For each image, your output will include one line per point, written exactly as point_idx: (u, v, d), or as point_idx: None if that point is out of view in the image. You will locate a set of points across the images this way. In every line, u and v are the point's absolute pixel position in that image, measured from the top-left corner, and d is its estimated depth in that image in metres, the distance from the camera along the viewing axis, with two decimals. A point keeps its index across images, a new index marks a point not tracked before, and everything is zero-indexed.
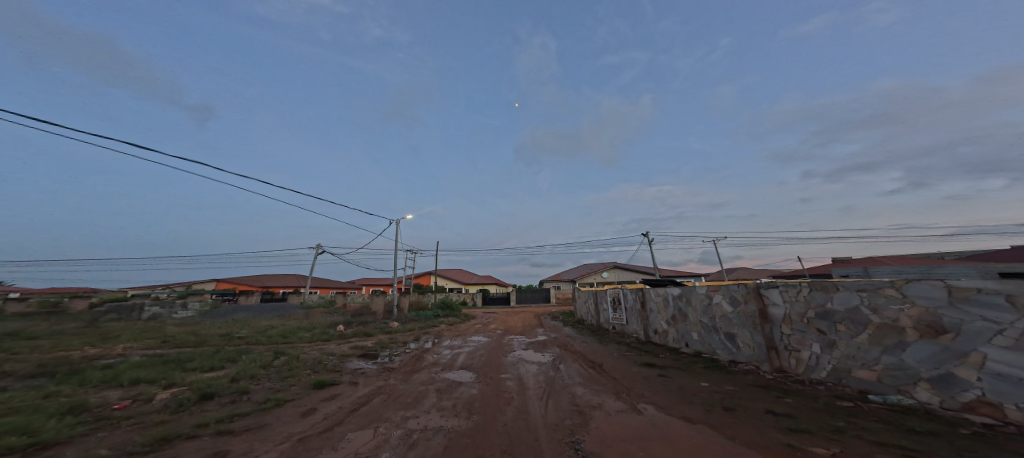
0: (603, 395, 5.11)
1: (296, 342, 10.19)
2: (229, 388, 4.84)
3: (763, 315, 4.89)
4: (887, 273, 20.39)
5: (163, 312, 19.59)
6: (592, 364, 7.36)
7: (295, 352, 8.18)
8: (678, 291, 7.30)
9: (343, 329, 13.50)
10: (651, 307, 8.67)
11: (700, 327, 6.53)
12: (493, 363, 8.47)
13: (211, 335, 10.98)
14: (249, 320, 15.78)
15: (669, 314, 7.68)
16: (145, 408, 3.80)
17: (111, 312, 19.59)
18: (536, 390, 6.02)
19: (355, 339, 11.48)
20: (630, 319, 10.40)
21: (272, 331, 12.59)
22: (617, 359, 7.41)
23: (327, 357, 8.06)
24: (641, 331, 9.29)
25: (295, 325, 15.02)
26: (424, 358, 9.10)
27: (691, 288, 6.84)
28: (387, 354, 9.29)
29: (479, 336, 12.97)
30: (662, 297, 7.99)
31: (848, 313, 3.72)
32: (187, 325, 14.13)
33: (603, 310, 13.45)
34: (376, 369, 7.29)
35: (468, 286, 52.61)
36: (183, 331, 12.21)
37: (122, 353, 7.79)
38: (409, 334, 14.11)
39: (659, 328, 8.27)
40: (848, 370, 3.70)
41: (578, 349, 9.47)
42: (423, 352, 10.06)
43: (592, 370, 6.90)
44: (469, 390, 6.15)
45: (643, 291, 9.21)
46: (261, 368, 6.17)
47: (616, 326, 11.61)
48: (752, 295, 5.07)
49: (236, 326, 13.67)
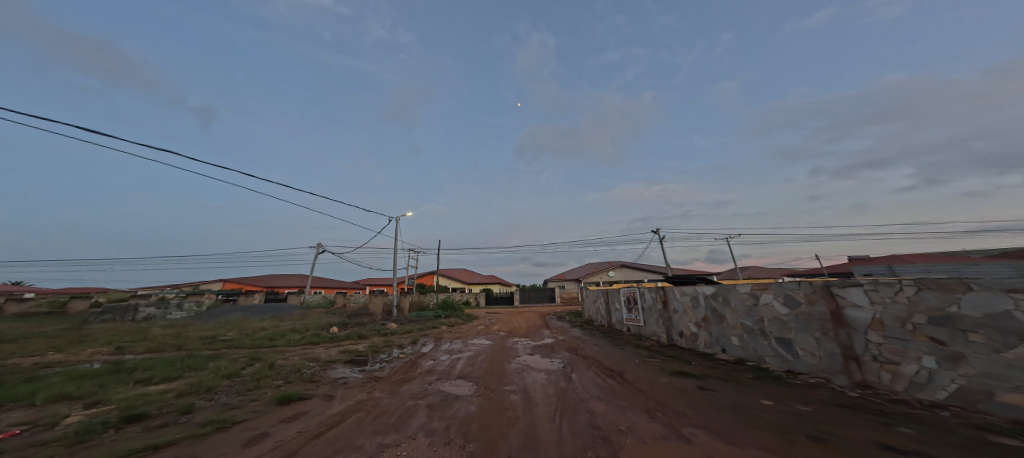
0: (633, 414, 4.07)
1: (280, 347, 9.32)
2: (169, 406, 3.92)
3: (837, 318, 3.82)
4: (919, 272, 19.04)
5: (158, 313, 19.00)
6: (611, 373, 6.32)
7: (272, 357, 7.30)
8: (711, 289, 6.39)
9: (335, 332, 12.68)
10: (675, 307, 7.71)
11: (742, 330, 5.61)
12: (494, 371, 7.47)
13: (192, 339, 10.14)
14: (242, 321, 15.08)
15: (700, 316, 6.75)
16: (31, 438, 2.87)
17: (106, 312, 19.12)
18: (545, 408, 5.01)
19: (346, 342, 10.57)
20: (648, 320, 9.39)
21: (259, 334, 11.74)
22: (640, 366, 6.39)
23: (306, 364, 7.15)
24: (661, 333, 8.32)
25: (288, 326, 14.20)
26: (417, 365, 8.12)
27: (730, 286, 5.98)
28: (376, 359, 8.36)
29: (480, 339, 12.01)
30: (689, 296, 7.12)
31: (988, 320, 2.55)
32: (175, 327, 13.39)
33: (614, 310, 12.50)
34: (359, 379, 6.34)
35: (471, 286, 51.81)
36: (168, 333, 11.46)
37: (81, 359, 6.97)
38: (406, 336, 13.20)
39: (685, 331, 7.30)
40: (988, 393, 2.51)
41: (591, 354, 8.42)
42: (418, 357, 9.14)
43: (612, 380, 5.86)
44: (466, 407, 5.17)
45: (664, 289, 8.24)
46: (224, 379, 5.28)
47: (631, 328, 10.65)
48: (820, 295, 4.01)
49: (226, 328, 12.92)
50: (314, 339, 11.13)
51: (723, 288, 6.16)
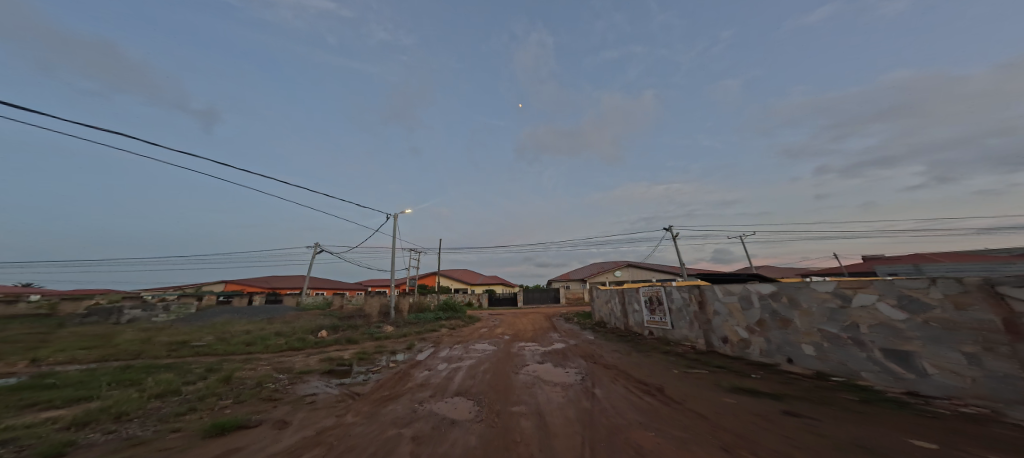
0: (703, 455, 2.81)
1: (254, 354, 8.17)
2: (32, 447, 2.71)
3: (1013, 329, 2.63)
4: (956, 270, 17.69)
5: (143, 315, 17.84)
6: (648, 388, 5.03)
7: (233, 368, 6.12)
8: (770, 288, 5.23)
9: (323, 336, 11.53)
10: (715, 309, 6.66)
11: (819, 338, 4.39)
12: (500, 386, 6.20)
13: (158, 345, 8.98)
14: (225, 324, 13.92)
15: (753, 319, 5.64)
16: None
17: (88, 314, 18.08)
18: (569, 440, 3.77)
19: (331, 348, 9.43)
20: (676, 323, 8.21)
21: (238, 338, 10.60)
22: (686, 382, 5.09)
23: (274, 377, 5.92)
24: (697, 338, 7.17)
25: (274, 329, 13.06)
26: (407, 378, 6.86)
27: (796, 284, 4.77)
28: (360, 370, 7.10)
29: (483, 344, 10.81)
30: (739, 295, 6.02)
31: None
32: (149, 330, 12.25)
33: (631, 311, 11.31)
34: (332, 397, 5.10)
35: (474, 286, 50.59)
36: (136, 337, 10.28)
37: (5, 371, 5.82)
38: (401, 340, 12.05)
39: (731, 336, 6.23)
40: None
41: (613, 362, 7.17)
42: (410, 366, 7.96)
43: (654, 399, 4.57)
44: (465, 437, 3.97)
45: (699, 287, 7.13)
46: (153, 400, 4.06)
47: (653, 331, 9.46)
48: (983, 298, 2.85)
49: (204, 331, 11.79)
50: (297, 344, 9.99)
51: (785, 286, 4.96)
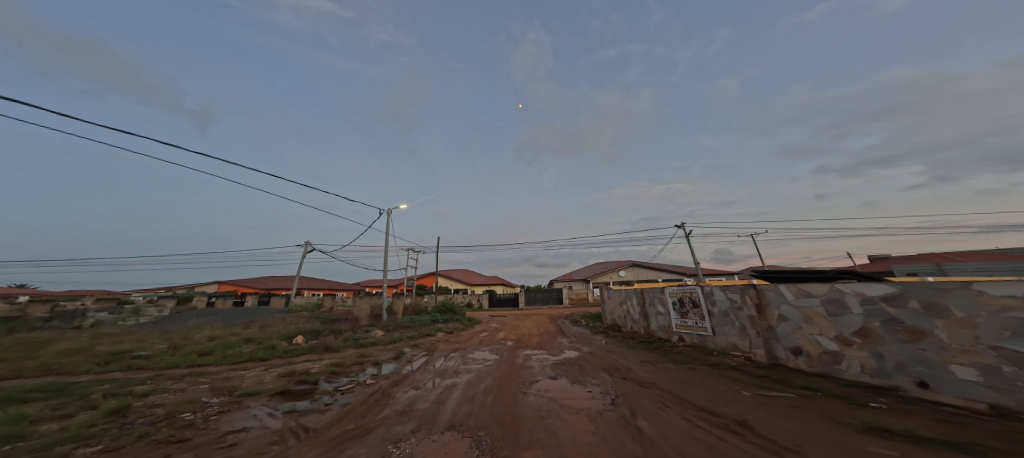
0: None
1: (202, 366, 6.68)
2: None
3: None
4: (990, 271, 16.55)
5: (107, 319, 16.07)
6: (731, 430, 3.46)
7: (149, 390, 4.60)
8: (884, 290, 3.97)
9: (298, 342, 10.03)
10: (782, 313, 5.43)
11: (994, 359, 3.06)
12: (506, 418, 4.66)
13: (91, 356, 7.44)
14: (190, 328, 12.32)
15: (849, 328, 4.35)
16: None
17: (46, 318, 16.38)
18: None
19: (304, 358, 7.98)
20: (720, 329, 6.94)
21: (198, 345, 9.08)
22: (785, 418, 3.52)
23: (198, 402, 4.30)
24: (753, 348, 5.93)
25: (246, 334, 11.54)
26: (386, 402, 5.30)
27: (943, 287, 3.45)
28: (325, 389, 5.53)
29: (481, 352, 9.35)
30: (823, 297, 4.74)
31: None
32: (97, 337, 10.62)
33: (653, 314, 9.95)
34: (265, 436, 3.57)
35: (473, 286, 48.97)
36: (74, 346, 8.72)
37: None
38: (390, 347, 10.60)
39: (808, 347, 4.96)
40: None
41: (648, 379, 5.68)
42: (396, 381, 6.53)
43: (750, 450, 3.00)
44: None
45: (756, 286, 5.94)
46: None
47: (685, 338, 8.09)
48: None
49: (160, 337, 10.20)
50: (264, 353, 8.49)
51: (916, 289, 3.68)
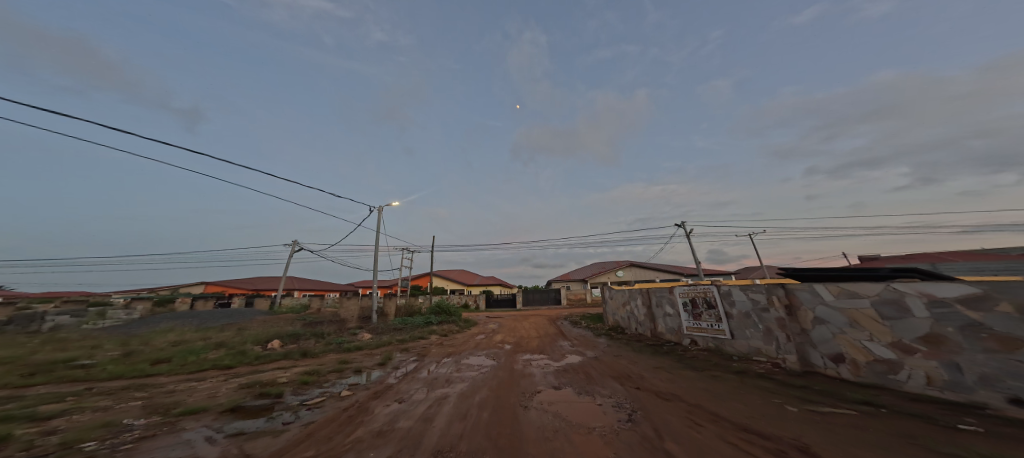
0: None
1: (151, 377, 5.78)
2: None
3: None
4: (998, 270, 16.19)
5: (73, 322, 14.95)
6: (790, 457, 2.68)
7: (49, 411, 3.66)
8: (962, 291, 3.15)
9: (272, 347, 9.10)
10: (818, 315, 4.61)
11: None
12: (504, 440, 3.87)
13: (25, 365, 6.49)
14: (160, 332, 11.36)
15: (913, 334, 3.50)
16: None
17: (8, 321, 15.23)
18: None
19: (275, 365, 7.10)
20: (741, 332, 6.18)
21: (157, 351, 8.12)
22: (850, 439, 2.75)
23: (113, 426, 3.42)
24: (783, 354, 5.15)
25: (218, 338, 10.60)
26: (361, 419, 4.44)
27: None
28: (288, 404, 4.66)
29: (477, 357, 8.54)
30: (875, 299, 3.90)
31: None
32: (52, 342, 9.65)
33: (661, 315, 9.21)
34: None
35: (470, 286, 48.07)
36: (15, 353, 7.75)
37: None
38: (374, 352, 9.71)
39: (852, 354, 4.13)
40: None
41: (668, 390, 4.88)
42: (374, 393, 5.66)
43: None
44: None
45: (785, 286, 5.17)
46: None
47: (700, 341, 7.35)
48: None
49: (121, 343, 9.26)
50: (234, 359, 7.61)
51: (1009, 288, 2.85)
